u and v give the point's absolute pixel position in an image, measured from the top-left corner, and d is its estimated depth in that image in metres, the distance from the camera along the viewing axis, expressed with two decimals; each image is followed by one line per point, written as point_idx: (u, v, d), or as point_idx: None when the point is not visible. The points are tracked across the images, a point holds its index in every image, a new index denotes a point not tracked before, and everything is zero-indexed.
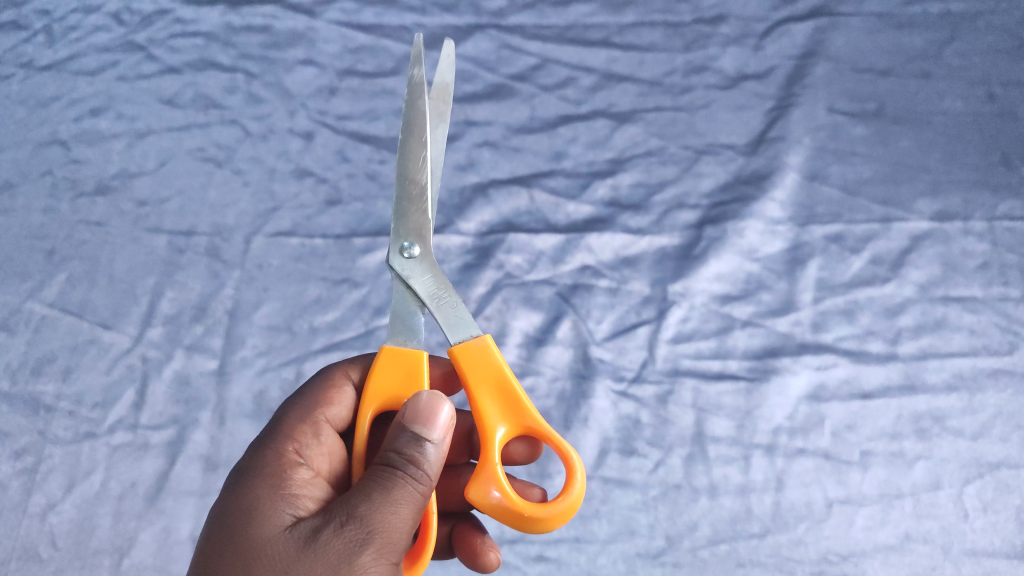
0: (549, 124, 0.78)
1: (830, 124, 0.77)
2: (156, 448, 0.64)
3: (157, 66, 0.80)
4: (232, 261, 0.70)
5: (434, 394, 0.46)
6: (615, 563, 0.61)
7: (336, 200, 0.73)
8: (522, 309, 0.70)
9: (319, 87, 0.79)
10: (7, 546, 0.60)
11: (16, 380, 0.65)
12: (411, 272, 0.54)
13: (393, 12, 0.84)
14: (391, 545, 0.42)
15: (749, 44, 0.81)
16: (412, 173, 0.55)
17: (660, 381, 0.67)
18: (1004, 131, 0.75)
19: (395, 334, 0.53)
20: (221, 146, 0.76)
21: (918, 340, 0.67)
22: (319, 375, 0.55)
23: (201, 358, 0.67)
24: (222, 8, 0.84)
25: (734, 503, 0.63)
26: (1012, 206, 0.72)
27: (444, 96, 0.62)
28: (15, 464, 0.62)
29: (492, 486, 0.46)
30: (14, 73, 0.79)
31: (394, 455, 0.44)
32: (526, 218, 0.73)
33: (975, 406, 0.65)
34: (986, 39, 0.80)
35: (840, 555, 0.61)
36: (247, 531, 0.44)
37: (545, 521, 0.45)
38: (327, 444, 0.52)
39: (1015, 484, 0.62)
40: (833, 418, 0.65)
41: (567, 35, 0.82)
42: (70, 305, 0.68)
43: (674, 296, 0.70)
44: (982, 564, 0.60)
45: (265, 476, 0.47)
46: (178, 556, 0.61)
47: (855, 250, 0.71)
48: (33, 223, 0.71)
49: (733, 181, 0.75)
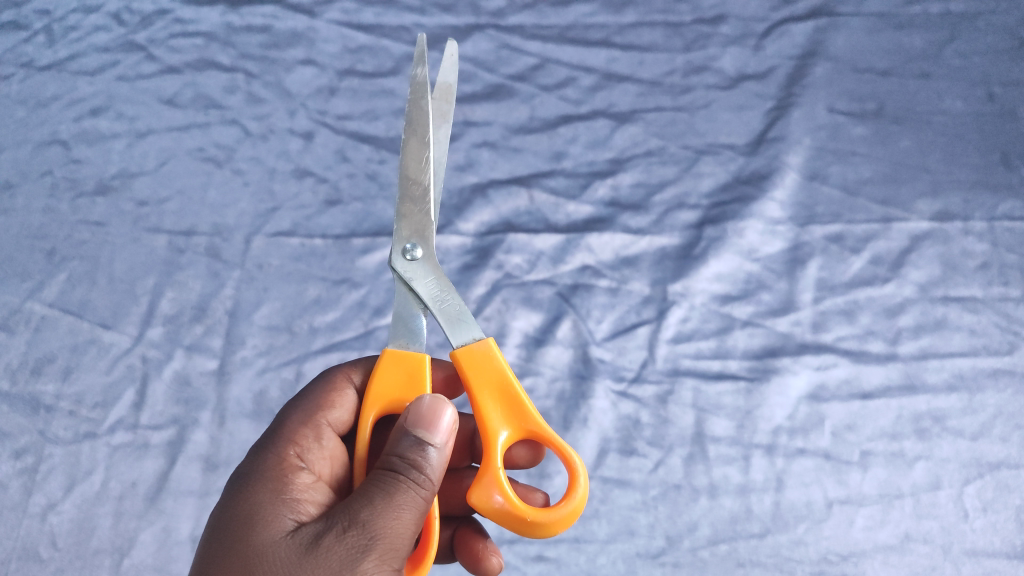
0: (549, 124, 0.78)
1: (830, 124, 0.77)
2: (156, 448, 0.64)
3: (157, 66, 0.80)
4: (232, 261, 0.70)
5: (437, 398, 0.46)
6: (615, 563, 0.61)
7: (336, 200, 0.73)
8: (522, 309, 0.70)
9: (319, 87, 0.79)
10: (7, 546, 0.60)
11: (17, 380, 0.65)
12: (413, 275, 0.54)
13: (393, 12, 0.84)
14: (394, 550, 0.42)
15: (749, 44, 0.81)
16: (415, 174, 0.55)
17: (660, 381, 0.67)
18: (1003, 131, 0.75)
19: (397, 337, 0.53)
20: (220, 145, 0.76)
21: (918, 340, 0.67)
22: (321, 378, 0.55)
23: (201, 359, 0.67)
24: (223, 8, 0.84)
25: (734, 503, 0.63)
26: (1012, 206, 0.72)
27: (447, 96, 0.62)
28: (15, 464, 0.62)
29: (494, 491, 0.46)
30: (14, 73, 0.79)
31: (396, 460, 0.44)
32: (526, 219, 0.73)
33: (975, 406, 0.65)
34: (986, 39, 0.80)
35: (840, 555, 0.61)
36: (249, 537, 0.44)
37: (548, 526, 0.46)
38: (328, 448, 0.52)
39: (1015, 484, 0.62)
40: (833, 418, 0.65)
41: (566, 35, 0.82)
42: (70, 305, 0.68)
43: (674, 296, 0.70)
44: (982, 564, 0.60)
45: (267, 481, 0.47)
46: (178, 556, 0.61)
47: (855, 250, 0.71)
48: (33, 223, 0.71)
49: (733, 181, 0.75)
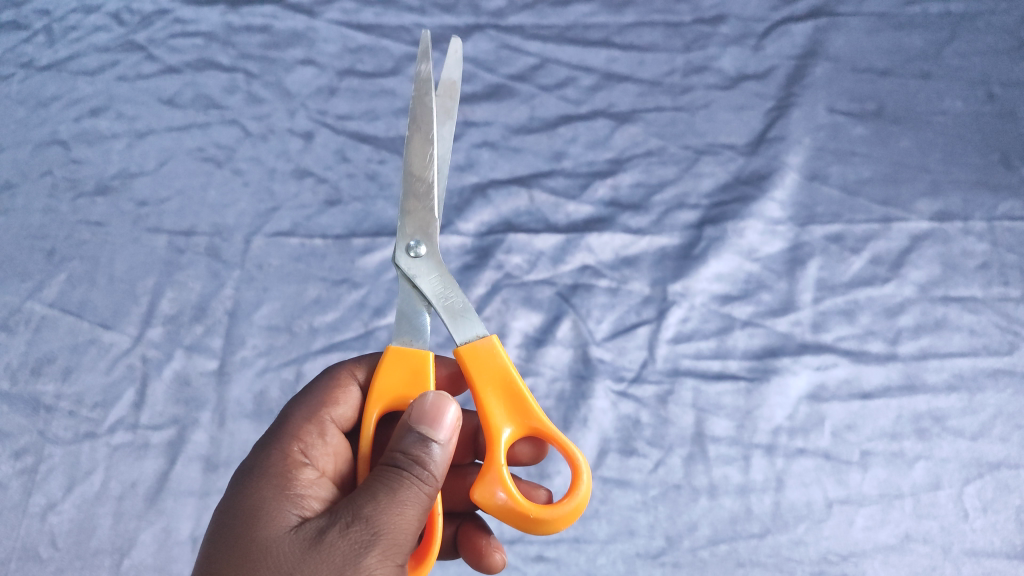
0: (549, 124, 0.78)
1: (830, 124, 0.77)
2: (156, 448, 0.64)
3: (157, 66, 0.80)
4: (232, 261, 0.70)
5: (440, 395, 0.46)
6: (615, 563, 0.61)
7: (336, 200, 0.73)
8: (522, 309, 0.70)
9: (319, 87, 0.79)
10: (7, 546, 0.60)
11: (17, 380, 0.65)
12: (416, 272, 0.54)
13: (393, 12, 0.84)
14: (397, 546, 0.42)
15: (749, 44, 0.81)
16: (419, 171, 0.55)
17: (660, 381, 0.67)
18: (1003, 131, 0.75)
19: (401, 334, 0.53)
20: (221, 146, 0.76)
21: (918, 340, 0.67)
22: (325, 375, 0.55)
23: (201, 359, 0.67)
24: (223, 8, 0.84)
25: (734, 503, 0.63)
26: (1013, 206, 0.72)
27: (451, 93, 0.61)
28: (15, 464, 0.62)
29: (498, 488, 0.46)
30: (14, 73, 0.79)
31: (400, 456, 0.44)
32: (526, 219, 0.73)
33: (976, 406, 0.65)
34: (986, 39, 0.80)
35: (840, 555, 0.61)
36: (252, 532, 0.44)
37: (551, 522, 0.46)
38: (332, 445, 0.52)
39: (1015, 484, 0.62)
40: (833, 418, 0.65)
41: (566, 35, 0.82)
42: (70, 305, 0.68)
43: (674, 296, 0.70)
44: (982, 564, 0.60)
45: (271, 477, 0.47)
46: (178, 556, 0.61)
47: (855, 250, 0.71)
48: (33, 223, 0.71)
49: (733, 181, 0.75)
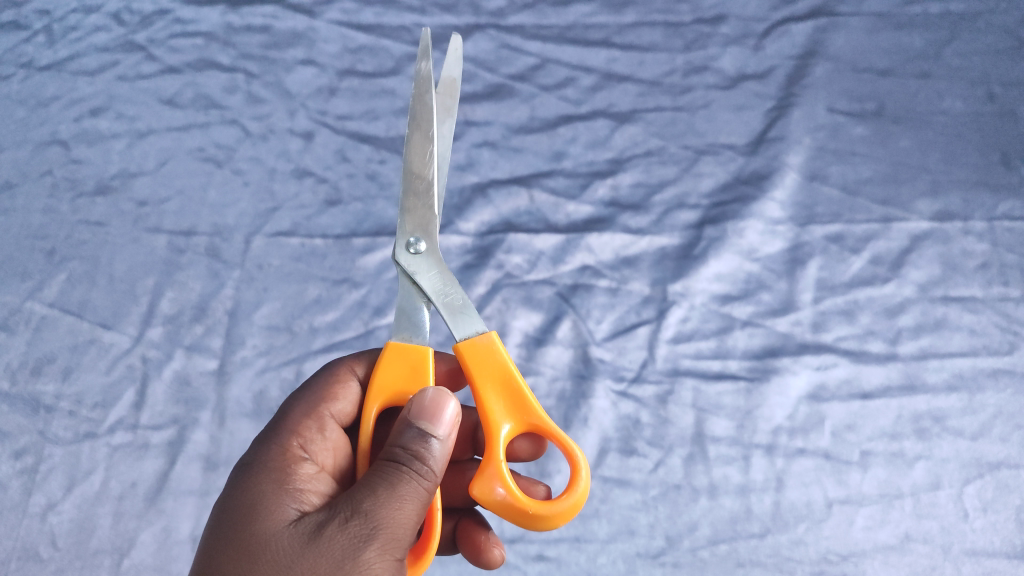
0: (549, 124, 0.78)
1: (830, 124, 0.77)
2: (156, 448, 0.64)
3: (157, 66, 0.80)
4: (232, 261, 0.70)
5: (440, 391, 0.46)
6: (615, 563, 0.61)
7: (336, 200, 0.73)
8: (522, 309, 0.70)
9: (319, 87, 0.79)
10: (7, 546, 0.60)
11: (16, 380, 0.65)
12: (417, 269, 0.54)
13: (393, 12, 0.84)
14: (396, 540, 0.42)
15: (749, 44, 0.81)
16: (419, 169, 0.55)
17: (660, 381, 0.67)
18: (1003, 131, 0.75)
19: (400, 330, 0.53)
20: (221, 146, 0.76)
21: (918, 340, 0.67)
22: (325, 370, 0.55)
23: (201, 359, 0.67)
24: (223, 8, 0.84)
25: (734, 503, 0.63)
26: (1012, 207, 0.72)
27: (451, 92, 0.61)
28: (15, 464, 0.62)
29: (496, 483, 0.46)
30: (14, 73, 0.79)
31: (399, 451, 0.44)
32: (526, 218, 0.73)
33: (975, 406, 0.65)
34: (986, 39, 0.80)
35: (840, 555, 0.61)
36: (251, 527, 0.44)
37: (549, 519, 0.45)
38: (332, 440, 0.52)
39: (1015, 484, 0.62)
40: (833, 418, 0.65)
41: (566, 35, 0.82)
42: (70, 306, 0.68)
43: (674, 296, 0.70)
44: (982, 564, 0.60)
45: (270, 471, 0.47)
46: (178, 556, 0.61)
47: (855, 250, 0.71)
48: (33, 223, 0.71)
49: (733, 181, 0.75)
